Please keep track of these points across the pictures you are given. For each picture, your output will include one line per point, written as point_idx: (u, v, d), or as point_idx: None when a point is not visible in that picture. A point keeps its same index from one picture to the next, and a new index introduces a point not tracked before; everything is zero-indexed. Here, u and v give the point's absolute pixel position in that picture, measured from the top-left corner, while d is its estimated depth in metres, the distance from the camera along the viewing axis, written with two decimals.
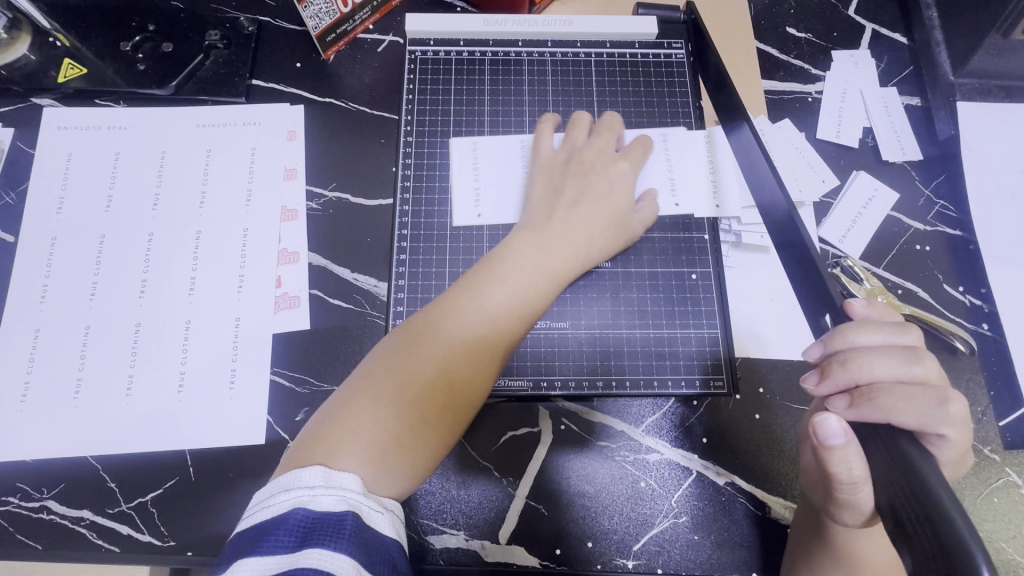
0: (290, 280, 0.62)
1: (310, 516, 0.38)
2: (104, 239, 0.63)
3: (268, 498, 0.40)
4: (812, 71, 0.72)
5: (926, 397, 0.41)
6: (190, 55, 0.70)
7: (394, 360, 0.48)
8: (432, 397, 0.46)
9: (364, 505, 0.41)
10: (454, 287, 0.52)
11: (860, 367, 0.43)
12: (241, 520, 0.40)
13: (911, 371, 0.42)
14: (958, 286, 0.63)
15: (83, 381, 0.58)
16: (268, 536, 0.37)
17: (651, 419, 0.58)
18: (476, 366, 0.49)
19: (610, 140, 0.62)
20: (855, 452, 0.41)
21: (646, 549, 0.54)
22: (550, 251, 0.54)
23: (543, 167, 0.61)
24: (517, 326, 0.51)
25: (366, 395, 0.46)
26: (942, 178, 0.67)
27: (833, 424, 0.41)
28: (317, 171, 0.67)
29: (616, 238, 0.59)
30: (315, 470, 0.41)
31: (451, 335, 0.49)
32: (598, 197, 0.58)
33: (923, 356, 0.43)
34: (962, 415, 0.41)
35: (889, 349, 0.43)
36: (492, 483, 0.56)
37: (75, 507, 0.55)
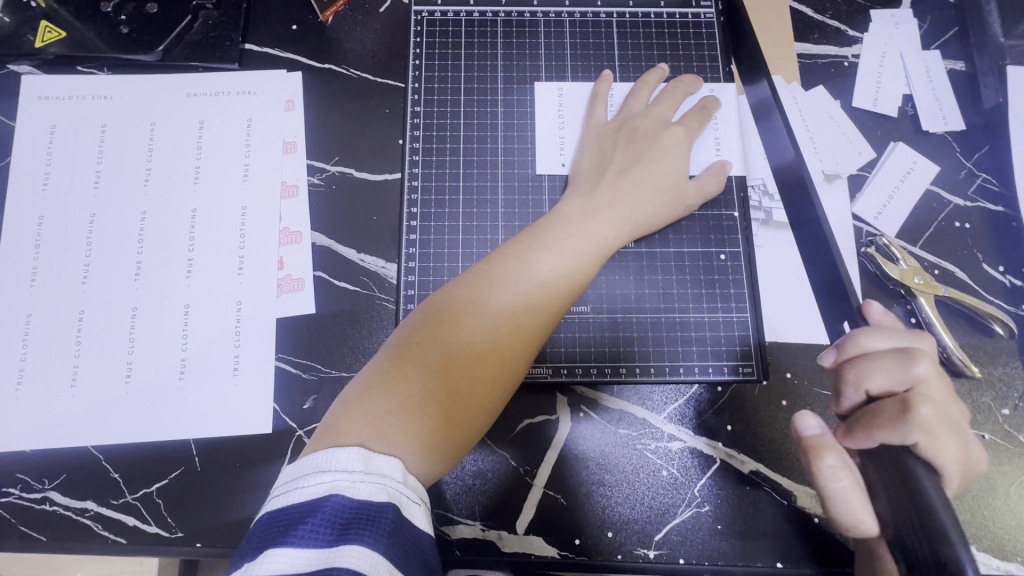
0: (293, 261, 0.59)
1: (346, 504, 0.36)
2: (94, 217, 0.59)
3: (300, 479, 0.38)
4: (850, 32, 0.67)
5: (892, 406, 0.43)
6: (177, 16, 0.64)
7: (434, 331, 0.46)
8: (475, 369, 0.45)
9: (404, 495, 0.38)
10: (498, 256, 0.50)
11: (855, 376, 0.46)
12: (267, 500, 0.38)
13: (904, 374, 0.44)
14: (998, 266, 0.60)
15: (79, 369, 0.55)
16: (301, 524, 0.35)
17: (674, 406, 0.56)
18: (518, 341, 0.47)
19: (672, 108, 0.59)
20: (832, 450, 0.46)
21: (667, 538, 0.53)
22: (601, 224, 0.52)
23: (594, 139, 0.58)
24: (562, 301, 0.49)
25: (406, 364, 0.44)
26: (984, 150, 0.63)
27: (808, 420, 0.48)
28: (318, 144, 0.62)
29: (669, 206, 0.55)
30: (353, 452, 0.39)
31: (495, 309, 0.47)
32: (652, 165, 0.55)
33: (920, 358, 0.44)
34: (934, 419, 0.42)
35: (878, 357, 0.45)
36: (507, 472, 0.54)
37: (78, 498, 0.53)
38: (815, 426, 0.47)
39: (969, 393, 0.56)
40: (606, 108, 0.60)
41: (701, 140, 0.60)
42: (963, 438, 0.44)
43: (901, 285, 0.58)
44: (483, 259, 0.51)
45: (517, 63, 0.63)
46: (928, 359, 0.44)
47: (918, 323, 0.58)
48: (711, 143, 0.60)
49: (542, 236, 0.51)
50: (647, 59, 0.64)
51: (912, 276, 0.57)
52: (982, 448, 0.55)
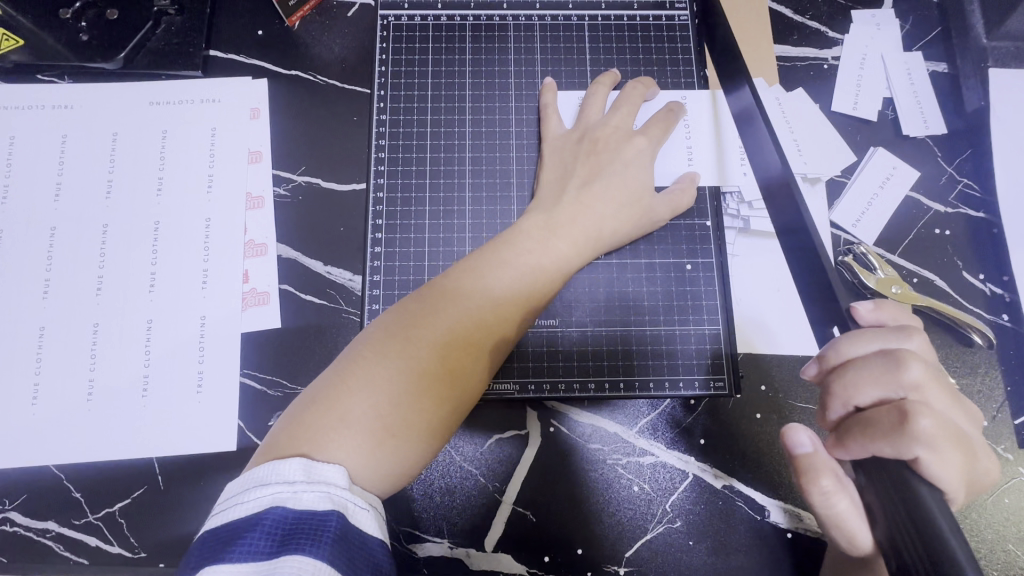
0: (258, 274, 0.58)
1: (288, 516, 0.35)
2: (55, 231, 0.58)
3: (242, 492, 0.37)
4: (830, 34, 0.65)
5: (886, 416, 0.39)
6: (138, 23, 0.62)
7: (387, 344, 0.45)
8: (467, 348, 0.46)
9: (350, 502, 0.38)
10: (456, 269, 0.49)
11: (842, 390, 0.42)
12: (209, 516, 0.37)
13: (895, 382, 0.40)
14: (978, 274, 0.59)
15: (40, 387, 0.54)
16: (242, 539, 0.35)
17: (646, 419, 0.55)
18: (473, 356, 0.46)
19: (631, 114, 0.57)
20: (824, 466, 0.42)
21: (638, 555, 0.52)
22: (562, 241, 0.51)
23: (555, 148, 0.57)
24: (517, 316, 0.48)
25: (355, 378, 0.43)
26: (967, 155, 0.62)
27: (802, 435, 0.43)
28: (285, 154, 0.61)
29: (634, 220, 0.54)
30: (295, 462, 0.38)
31: (450, 321, 0.46)
32: (614, 178, 0.54)
33: (909, 360, 0.40)
34: (935, 431, 0.38)
35: (864, 364, 0.41)
36: (476, 489, 0.53)
37: (40, 518, 0.52)
38: (808, 441, 0.43)
39: None
40: (559, 117, 0.59)
41: (670, 151, 0.58)
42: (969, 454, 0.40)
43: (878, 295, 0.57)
44: (442, 273, 0.50)
45: (487, 68, 0.62)
46: (920, 361, 0.40)
47: None
48: (681, 152, 0.58)
49: (538, 223, 0.52)
50: (620, 63, 0.62)
51: (891, 284, 0.56)
52: None
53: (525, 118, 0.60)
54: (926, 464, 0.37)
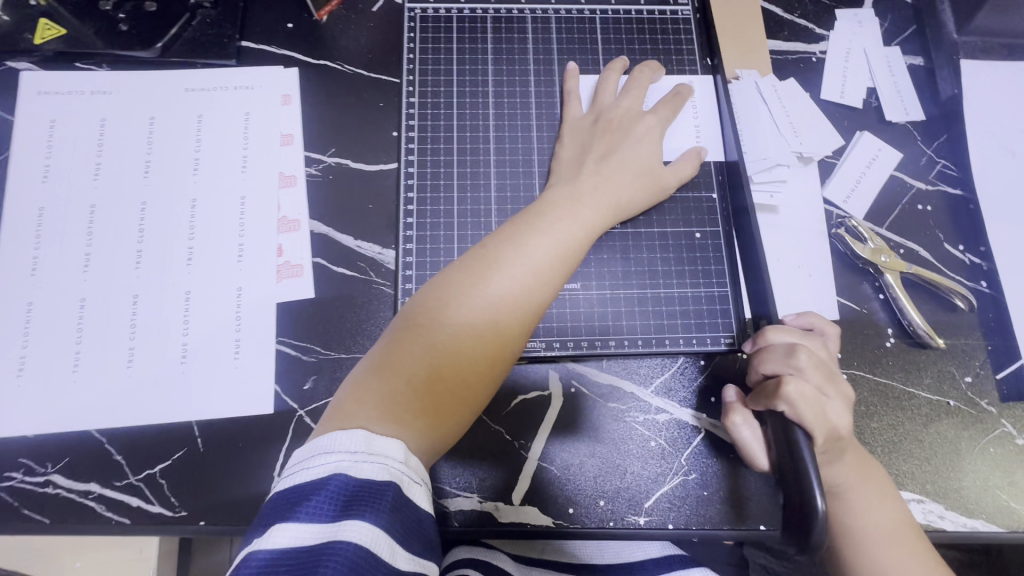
0: (292, 248, 0.61)
1: (350, 483, 0.38)
2: (95, 208, 0.60)
3: (307, 460, 0.40)
4: (817, 30, 0.71)
5: (771, 384, 0.52)
6: (175, 14, 0.66)
7: (436, 315, 0.48)
8: (504, 321, 0.48)
9: (405, 475, 0.40)
10: (492, 242, 0.52)
11: (756, 362, 0.54)
12: (275, 481, 0.40)
13: (786, 363, 0.52)
14: (958, 245, 0.64)
15: (81, 355, 0.56)
16: (307, 502, 0.37)
17: (661, 379, 0.59)
18: (517, 322, 0.49)
19: (639, 98, 0.62)
20: (741, 415, 0.55)
21: (656, 506, 0.55)
22: (587, 208, 0.55)
23: (571, 132, 0.62)
24: (555, 282, 0.51)
25: (410, 348, 0.46)
26: (943, 138, 0.68)
27: (730, 390, 0.57)
28: (316, 136, 0.65)
29: (647, 190, 0.59)
30: (355, 433, 0.41)
31: (493, 291, 0.49)
32: (629, 151, 0.59)
33: (799, 351, 0.52)
34: (799, 394, 0.50)
35: (771, 348, 0.54)
36: (505, 447, 0.56)
37: (81, 481, 0.54)
38: (733, 395, 0.57)
39: (934, 362, 0.60)
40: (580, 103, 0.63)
41: (674, 130, 0.63)
42: (835, 418, 0.51)
43: (870, 264, 0.62)
44: (479, 244, 0.53)
45: (506, 58, 0.66)
46: (808, 353, 0.52)
47: (886, 299, 0.62)
48: (690, 129, 0.64)
49: (559, 198, 0.55)
50: (629, 54, 0.67)
51: (880, 254, 0.62)
52: (948, 414, 0.59)
53: (543, 102, 0.65)
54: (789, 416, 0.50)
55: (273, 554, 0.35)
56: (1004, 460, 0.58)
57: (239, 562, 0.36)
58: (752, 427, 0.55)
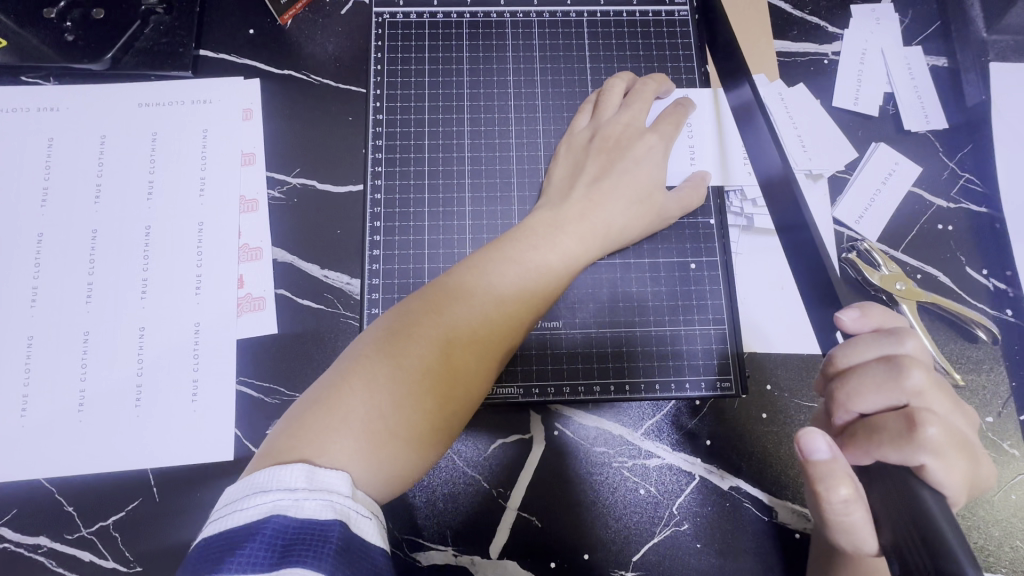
0: (253, 279, 0.56)
1: (289, 525, 0.34)
2: (42, 237, 0.56)
3: (240, 500, 0.36)
4: (829, 29, 0.64)
5: (894, 421, 0.39)
6: (126, 22, 0.60)
7: (391, 345, 0.43)
8: (476, 348, 0.44)
9: (352, 510, 0.37)
10: (459, 267, 0.48)
11: (845, 396, 0.41)
12: (206, 524, 0.36)
13: (896, 389, 0.39)
14: (981, 270, 0.58)
15: (29, 398, 0.52)
16: (242, 548, 0.33)
17: (650, 422, 0.54)
18: (483, 353, 0.45)
19: (642, 112, 0.56)
20: (842, 471, 0.39)
21: (645, 558, 0.51)
22: (571, 239, 0.50)
23: (564, 150, 0.56)
24: (525, 315, 0.47)
25: (359, 379, 0.42)
26: (967, 149, 0.61)
27: (819, 440, 0.39)
28: (278, 155, 0.60)
29: (645, 217, 0.53)
30: (297, 468, 0.37)
31: (457, 321, 0.45)
32: (625, 177, 0.53)
33: (911, 367, 0.39)
34: (943, 438, 0.37)
35: (870, 370, 0.41)
36: (481, 495, 0.52)
37: (30, 534, 0.51)
38: (827, 447, 0.39)
39: None
40: (589, 113, 0.58)
41: (676, 148, 0.57)
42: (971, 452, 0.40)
43: (883, 292, 0.56)
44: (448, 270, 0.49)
45: (485, 66, 0.61)
46: (922, 368, 0.40)
47: None
48: (685, 152, 0.57)
49: (545, 219, 0.51)
50: (620, 60, 0.61)
51: (894, 282, 0.56)
52: None
53: (524, 116, 0.60)
54: (931, 470, 0.37)
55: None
56: None
57: None
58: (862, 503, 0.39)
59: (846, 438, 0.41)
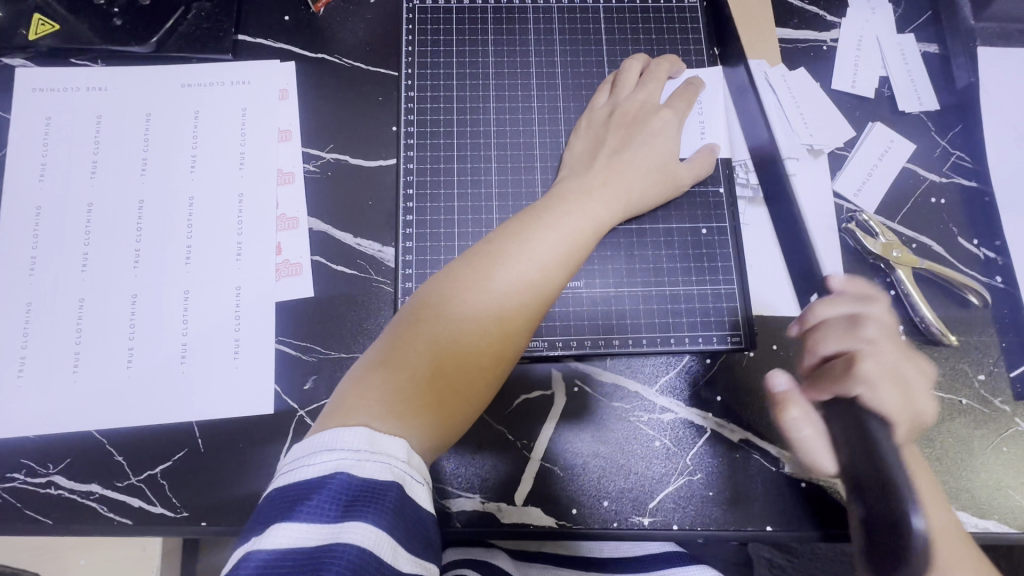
0: (291, 247, 0.60)
1: (353, 483, 0.37)
2: (92, 207, 0.60)
3: (307, 457, 0.39)
4: (828, 17, 0.69)
5: (840, 363, 0.52)
6: (170, 8, 0.65)
7: (440, 309, 0.47)
8: (517, 312, 0.48)
9: (407, 475, 0.40)
10: (496, 236, 0.51)
11: (812, 344, 0.54)
12: (274, 477, 0.39)
13: (852, 337, 0.52)
14: (972, 239, 0.62)
15: (81, 355, 0.56)
16: (309, 500, 0.36)
17: (665, 378, 0.58)
18: (523, 318, 0.48)
19: (656, 90, 0.60)
20: (799, 403, 0.53)
21: (661, 506, 0.55)
22: (597, 205, 0.54)
23: (585, 126, 0.60)
24: (562, 280, 0.50)
25: (412, 342, 0.46)
26: (958, 129, 0.65)
27: (780, 377, 0.54)
28: (313, 131, 0.63)
29: (660, 186, 0.57)
30: (358, 431, 0.40)
31: (499, 288, 0.48)
32: (642, 149, 0.57)
33: (864, 322, 0.52)
34: (875, 372, 0.51)
35: (830, 324, 0.53)
36: (507, 446, 0.56)
37: (83, 481, 0.54)
38: (784, 382, 0.54)
39: (947, 359, 0.59)
40: (607, 91, 0.62)
41: (688, 123, 0.61)
42: (886, 407, 0.51)
43: (881, 259, 0.60)
44: (485, 238, 0.52)
45: (507, 49, 0.65)
46: (875, 322, 0.52)
47: (898, 295, 0.61)
48: (695, 127, 0.61)
49: (570, 189, 0.54)
50: (634, 45, 0.65)
51: (891, 249, 0.60)
52: (959, 413, 0.58)
53: (545, 96, 0.64)
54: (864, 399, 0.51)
55: (273, 554, 0.34)
56: (1016, 461, 0.57)
57: (236, 562, 0.35)
58: (811, 423, 0.53)
59: (814, 376, 0.54)
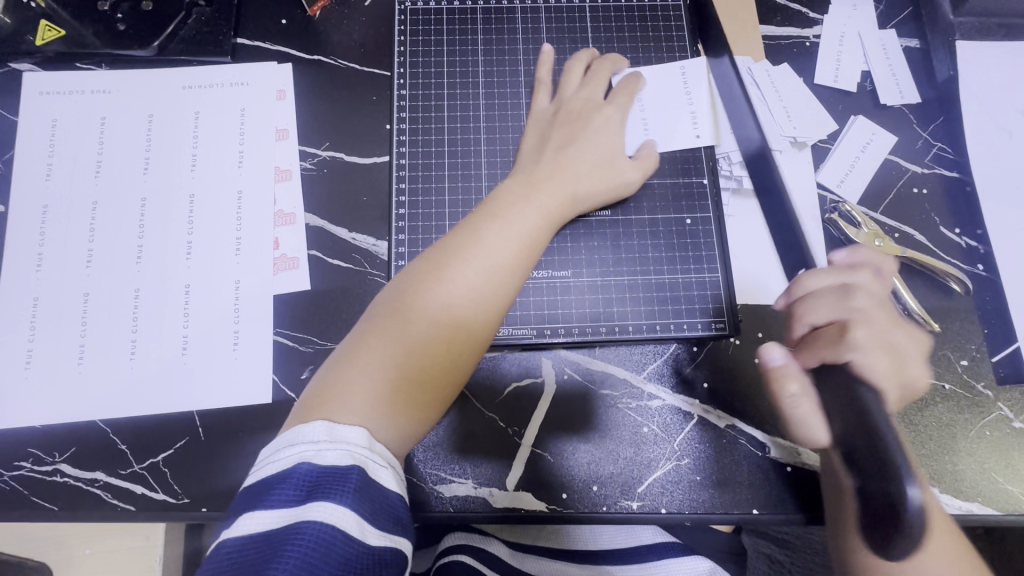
0: (288, 241, 0.62)
1: (314, 470, 0.40)
2: (96, 205, 0.62)
3: (274, 452, 0.42)
4: (810, 14, 0.71)
5: (832, 331, 0.51)
6: (171, 13, 0.67)
7: (397, 306, 0.49)
8: (467, 307, 0.50)
9: (370, 459, 0.42)
10: (449, 238, 0.53)
11: (801, 313, 0.52)
12: (251, 472, 0.42)
13: (843, 306, 0.50)
14: (954, 229, 0.64)
15: (86, 348, 0.58)
16: (274, 489, 0.39)
17: (652, 365, 0.59)
18: (476, 311, 0.50)
19: (598, 88, 0.62)
20: (792, 375, 0.52)
21: (649, 491, 0.56)
22: (543, 199, 0.55)
23: (533, 125, 0.62)
24: (514, 273, 0.52)
25: (368, 341, 0.48)
26: (940, 121, 0.67)
27: (775, 351, 0.53)
28: (310, 131, 0.65)
29: (605, 182, 0.58)
30: (320, 425, 0.42)
31: (450, 283, 0.50)
32: (588, 144, 0.59)
33: (855, 292, 0.51)
34: (868, 338, 0.50)
35: (818, 294, 0.52)
36: (499, 433, 0.57)
37: (88, 469, 0.55)
38: (781, 356, 0.53)
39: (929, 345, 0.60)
40: (548, 90, 0.64)
41: (631, 119, 0.63)
42: (872, 374, 0.50)
43: None
44: (438, 241, 0.54)
45: (496, 49, 0.67)
46: (866, 294, 0.51)
47: None
48: (638, 122, 0.63)
49: (520, 186, 0.56)
50: (620, 43, 0.67)
51: (874, 238, 0.61)
52: (942, 397, 0.59)
53: (534, 93, 0.65)
54: (858, 364, 0.50)
55: (243, 538, 0.38)
56: (999, 444, 0.58)
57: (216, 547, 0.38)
58: (807, 399, 0.52)
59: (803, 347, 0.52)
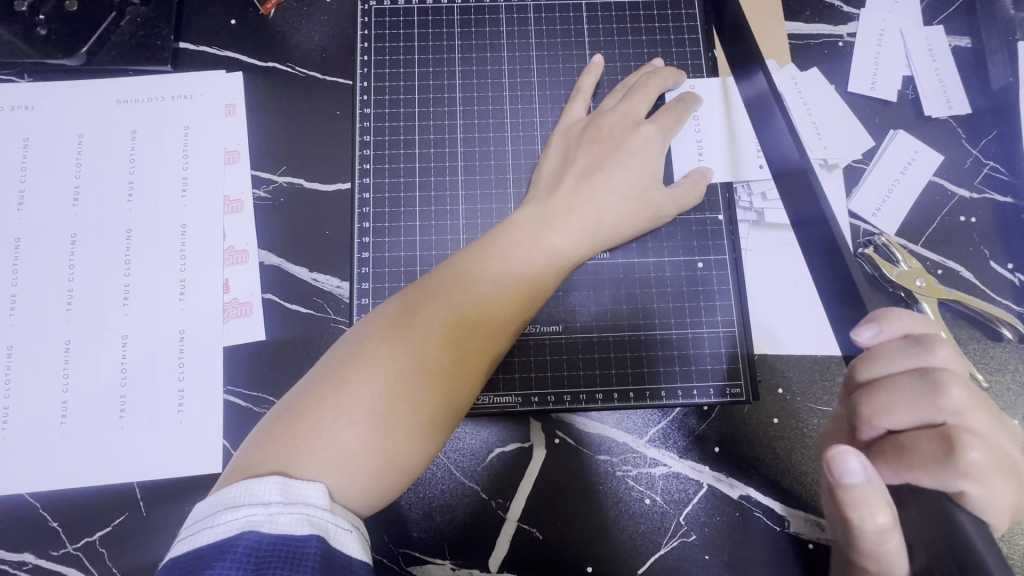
0: (239, 284, 0.54)
1: (263, 540, 0.33)
2: (20, 242, 0.54)
3: (213, 515, 0.34)
4: (844, 8, 0.61)
5: (929, 443, 0.37)
6: (100, 13, 0.57)
7: (364, 344, 0.41)
8: (456, 352, 0.42)
9: (330, 523, 0.35)
10: (443, 268, 0.45)
11: (871, 410, 0.40)
12: (175, 542, 0.34)
13: (930, 407, 0.38)
14: (1006, 264, 0.55)
15: (10, 410, 0.51)
16: (212, 565, 0.32)
17: (656, 428, 0.52)
18: (465, 357, 0.42)
19: (642, 103, 0.53)
20: (877, 500, 0.37)
21: (651, 572, 0.49)
22: (556, 236, 0.47)
23: (559, 139, 0.53)
24: (511, 315, 0.44)
25: (336, 383, 0.40)
26: (992, 136, 0.58)
27: (853, 461, 0.37)
28: (264, 152, 0.57)
29: (640, 213, 0.50)
30: (271, 482, 0.35)
31: (436, 317, 0.42)
32: (617, 169, 0.50)
33: (949, 385, 0.38)
34: (986, 464, 0.36)
35: (901, 384, 0.39)
36: (479, 505, 0.50)
37: (15, 550, 0.49)
38: (860, 468, 0.36)
39: None
40: (584, 103, 0.55)
41: (681, 143, 0.54)
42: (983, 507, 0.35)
43: (901, 289, 0.53)
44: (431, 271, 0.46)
45: (478, 55, 0.57)
46: (963, 386, 0.38)
47: None
48: (691, 146, 0.54)
49: (529, 219, 0.48)
50: (622, 46, 0.58)
51: (913, 278, 0.53)
52: None
53: (520, 107, 0.56)
54: (973, 497, 0.35)
55: None
56: None
57: None
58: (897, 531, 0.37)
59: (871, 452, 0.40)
